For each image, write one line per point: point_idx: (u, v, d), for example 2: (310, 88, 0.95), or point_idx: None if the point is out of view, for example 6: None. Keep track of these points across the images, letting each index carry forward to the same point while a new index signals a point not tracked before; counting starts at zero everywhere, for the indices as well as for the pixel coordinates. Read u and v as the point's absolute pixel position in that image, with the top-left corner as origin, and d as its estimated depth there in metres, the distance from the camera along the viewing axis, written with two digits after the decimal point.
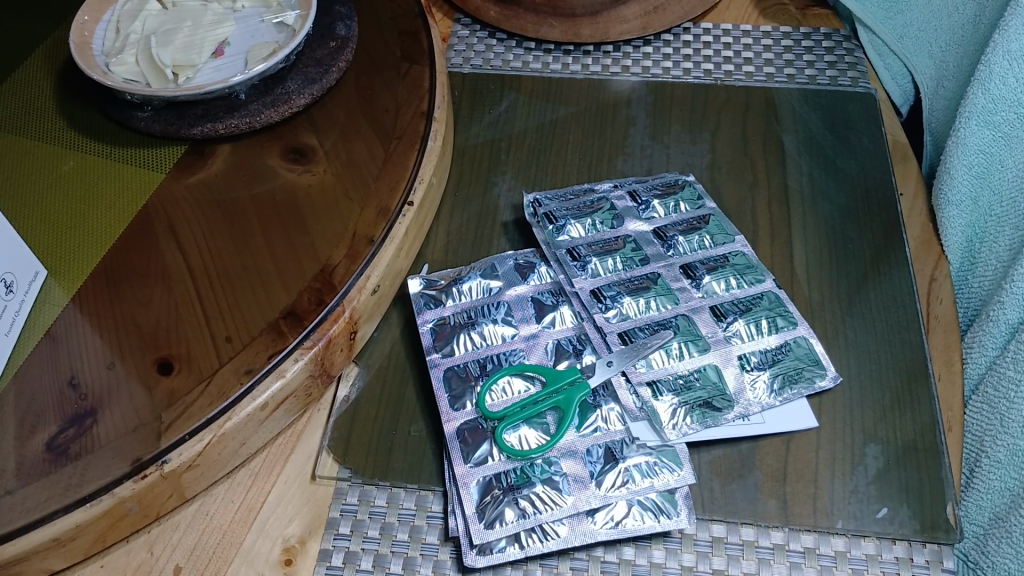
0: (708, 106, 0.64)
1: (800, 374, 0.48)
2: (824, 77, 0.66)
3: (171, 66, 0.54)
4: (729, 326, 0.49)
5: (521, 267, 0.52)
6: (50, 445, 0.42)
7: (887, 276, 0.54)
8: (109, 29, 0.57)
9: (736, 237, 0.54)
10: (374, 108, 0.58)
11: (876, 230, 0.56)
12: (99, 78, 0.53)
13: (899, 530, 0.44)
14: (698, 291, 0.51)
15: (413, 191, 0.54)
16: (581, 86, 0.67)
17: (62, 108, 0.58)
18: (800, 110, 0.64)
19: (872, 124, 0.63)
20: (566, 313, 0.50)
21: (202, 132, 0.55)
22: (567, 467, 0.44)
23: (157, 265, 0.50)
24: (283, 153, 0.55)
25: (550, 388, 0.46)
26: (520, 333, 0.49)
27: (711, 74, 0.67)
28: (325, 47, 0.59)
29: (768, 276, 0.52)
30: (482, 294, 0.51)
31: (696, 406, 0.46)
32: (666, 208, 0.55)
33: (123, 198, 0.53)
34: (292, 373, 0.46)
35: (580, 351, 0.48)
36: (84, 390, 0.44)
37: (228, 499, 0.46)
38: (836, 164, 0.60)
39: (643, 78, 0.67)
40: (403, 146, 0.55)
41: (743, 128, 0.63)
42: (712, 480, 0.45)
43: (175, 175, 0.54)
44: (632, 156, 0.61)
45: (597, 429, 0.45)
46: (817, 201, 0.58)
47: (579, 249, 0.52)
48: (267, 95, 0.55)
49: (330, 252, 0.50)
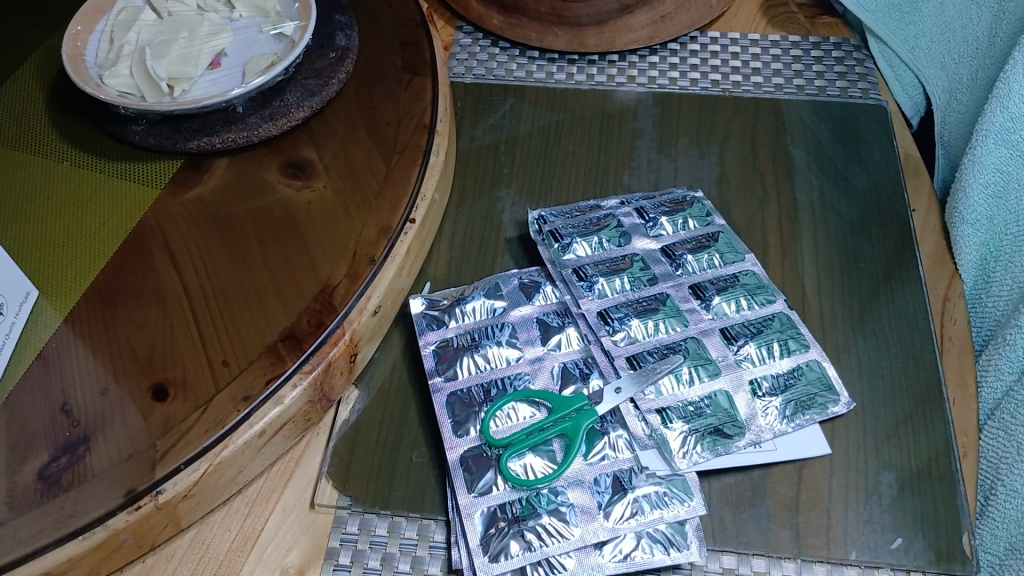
0: (716, 118, 0.63)
1: (812, 399, 0.46)
2: (834, 88, 0.65)
3: (166, 79, 0.52)
4: (740, 349, 0.48)
5: (526, 286, 0.51)
6: (42, 475, 0.40)
7: (900, 295, 0.53)
8: (102, 40, 0.55)
9: (746, 255, 0.52)
10: (375, 121, 0.56)
11: (888, 247, 0.55)
12: (92, 91, 0.51)
13: (914, 561, 0.42)
14: (708, 312, 0.50)
15: (414, 208, 0.52)
16: (586, 96, 0.65)
17: (54, 120, 0.56)
18: (810, 122, 0.62)
19: (883, 138, 0.61)
20: (572, 336, 0.49)
21: (198, 146, 0.53)
22: (574, 497, 0.43)
23: (153, 285, 0.48)
24: (281, 167, 0.54)
25: (556, 415, 0.44)
26: (525, 356, 0.48)
27: (718, 85, 0.65)
28: (324, 58, 0.57)
29: (779, 297, 0.50)
30: (486, 315, 0.50)
31: (706, 433, 0.45)
32: (674, 225, 0.54)
33: (117, 215, 0.52)
34: (291, 399, 0.44)
35: (586, 375, 0.47)
36: (77, 416, 0.43)
37: (225, 527, 0.44)
38: (846, 179, 0.59)
39: (649, 88, 0.65)
40: (405, 161, 0.54)
41: (752, 141, 0.61)
42: (723, 509, 0.44)
43: (170, 191, 0.53)
44: (639, 169, 0.60)
45: (605, 457, 0.44)
46: (828, 216, 0.57)
47: (584, 269, 0.51)
48: (265, 108, 0.54)
49: (330, 271, 0.49)
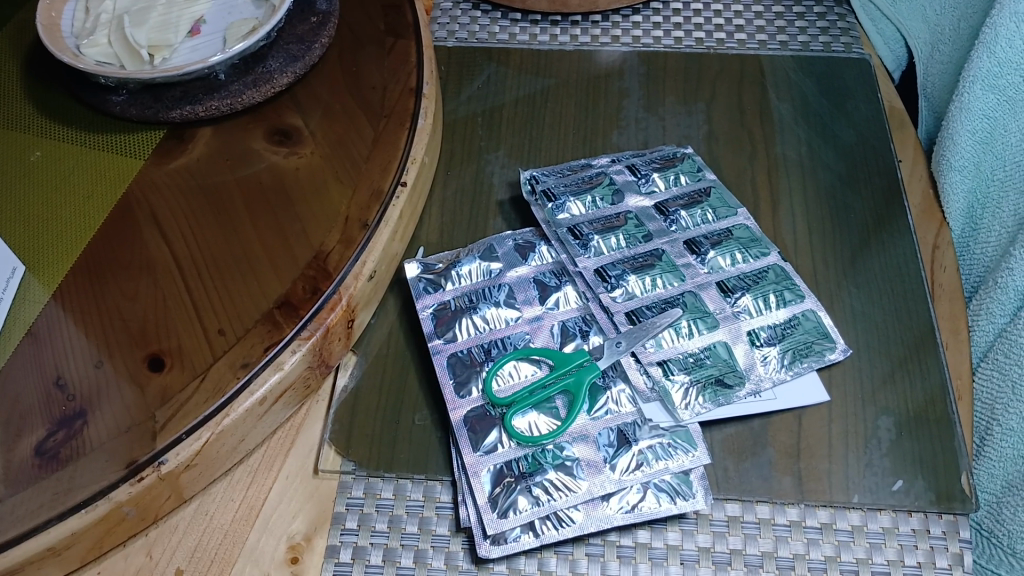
0: (702, 76, 0.63)
1: (810, 347, 0.47)
2: (817, 43, 0.65)
3: (147, 47, 0.51)
4: (737, 302, 0.48)
5: (521, 247, 0.51)
6: (40, 450, 0.40)
7: (890, 244, 0.53)
8: (78, 9, 0.54)
9: (738, 209, 0.53)
10: (360, 86, 0.55)
11: (877, 198, 0.55)
12: (70, 61, 0.50)
13: (914, 502, 0.43)
14: (704, 266, 0.50)
15: (405, 171, 0.52)
16: (570, 58, 0.65)
17: (31, 93, 0.55)
18: (795, 77, 0.63)
19: (868, 91, 0.62)
20: (570, 295, 0.49)
21: (181, 115, 0.52)
22: (579, 452, 0.43)
23: (141, 256, 0.48)
24: (267, 135, 0.53)
25: (557, 372, 0.44)
26: (524, 316, 0.48)
27: (703, 43, 0.65)
28: (305, 22, 0.56)
29: (773, 249, 0.51)
30: (482, 277, 0.50)
31: (708, 384, 0.45)
32: (666, 181, 0.54)
33: (100, 187, 0.51)
34: (290, 365, 0.44)
35: (586, 332, 0.47)
36: (72, 390, 0.42)
37: (228, 498, 0.44)
38: (833, 132, 0.59)
39: (634, 48, 0.65)
40: (392, 125, 0.53)
41: (739, 97, 0.61)
42: (726, 459, 0.44)
43: (154, 161, 0.52)
44: (628, 129, 0.60)
45: (608, 412, 0.44)
46: (816, 169, 0.57)
47: (579, 228, 0.51)
48: (248, 74, 0.53)
49: (323, 237, 0.48)
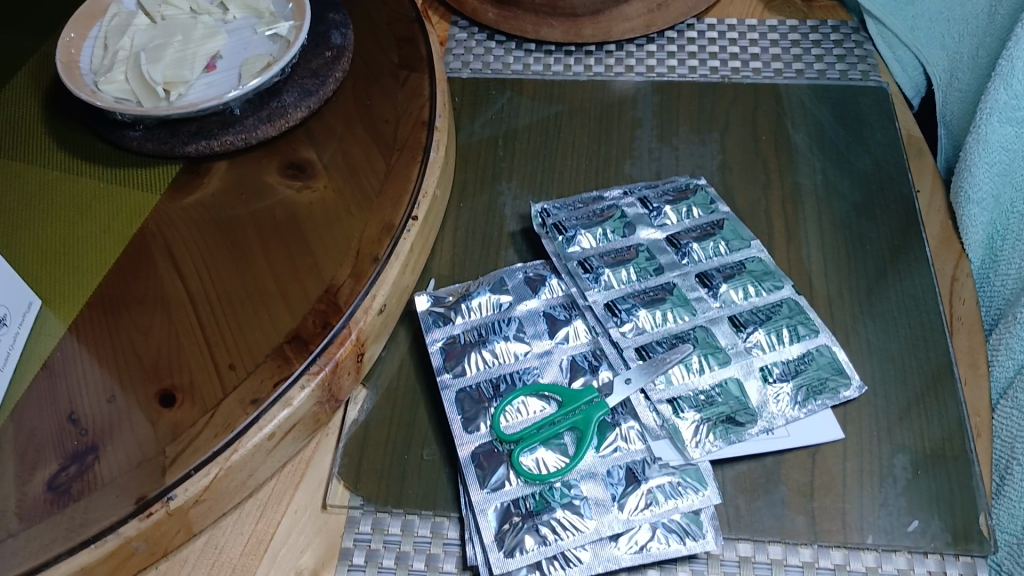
0: (717, 104, 0.62)
1: (824, 384, 0.46)
2: (834, 71, 0.65)
3: (163, 84, 0.52)
4: (749, 337, 0.48)
5: (532, 280, 0.51)
6: (52, 485, 0.40)
7: (907, 275, 0.53)
8: (97, 46, 0.55)
9: (751, 241, 0.52)
10: (373, 120, 0.56)
11: (894, 228, 0.55)
12: (88, 98, 0.51)
13: (930, 543, 0.42)
14: (715, 300, 0.49)
15: (417, 205, 0.52)
16: (583, 87, 0.65)
17: (51, 128, 0.56)
18: (810, 106, 0.62)
19: (885, 120, 0.61)
20: (579, 330, 0.48)
21: (196, 150, 0.53)
22: (587, 490, 0.42)
23: (156, 291, 0.48)
24: (281, 168, 0.54)
25: (565, 408, 0.44)
26: (533, 350, 0.48)
27: (718, 71, 0.65)
28: (320, 57, 0.57)
29: (786, 282, 0.50)
30: (492, 310, 0.50)
31: (719, 422, 0.44)
32: (679, 214, 0.54)
33: (117, 221, 0.52)
34: (299, 401, 0.44)
35: (596, 367, 0.47)
36: (85, 425, 0.43)
37: (238, 531, 0.44)
38: (849, 161, 0.59)
39: (647, 77, 0.65)
40: (405, 158, 0.54)
41: (753, 126, 0.61)
42: (737, 497, 0.44)
43: (170, 195, 0.53)
44: (641, 159, 0.60)
45: (617, 449, 0.44)
46: (831, 200, 0.57)
47: (590, 262, 0.51)
48: (262, 109, 0.54)
49: (334, 271, 0.48)
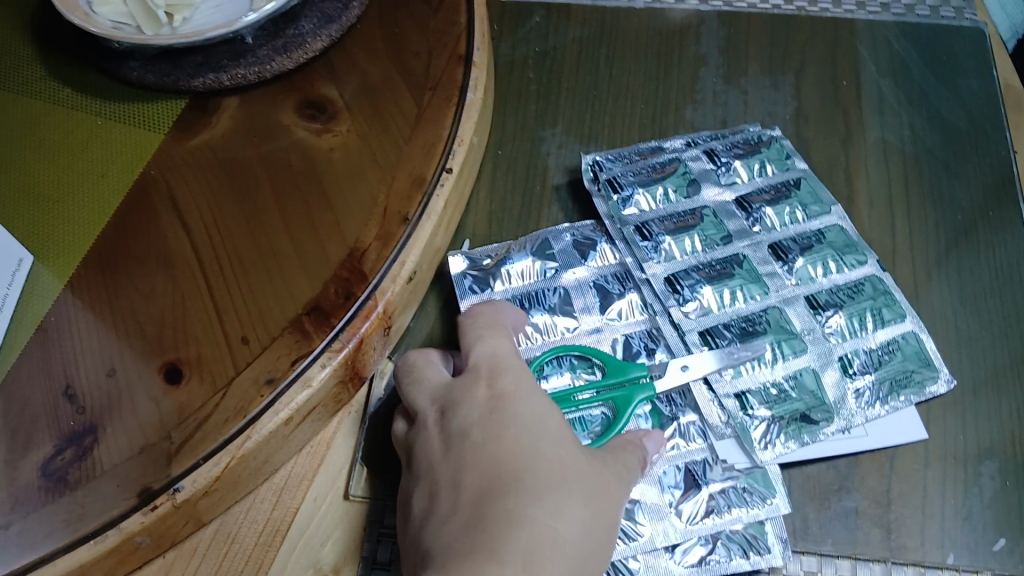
0: (792, 41, 0.55)
1: (909, 378, 0.41)
2: (924, 7, 0.57)
3: (164, 7, 0.45)
4: (828, 321, 0.43)
5: (581, 244, 0.45)
6: (46, 471, 0.36)
7: (1000, 247, 0.47)
8: None
9: (833, 206, 0.46)
10: (403, 52, 0.49)
11: (989, 196, 0.49)
12: (81, 23, 0.45)
13: (1016, 564, 0.38)
14: (791, 276, 0.44)
15: (452, 155, 0.46)
16: (639, 15, 0.57)
17: (41, 53, 0.50)
18: (897, 46, 0.55)
19: (983, 65, 0.54)
20: (631, 305, 0.43)
21: (203, 84, 0.47)
22: (643, 494, 0.38)
23: (159, 248, 0.43)
24: (299, 108, 0.47)
25: (607, 381, 0.40)
26: (582, 326, 0.43)
27: (793, 2, 0.57)
28: None
29: (870, 258, 0.45)
30: (536, 277, 0.44)
31: (792, 420, 0.40)
32: (750, 171, 0.48)
33: (117, 163, 0.46)
34: (319, 381, 0.40)
35: (651, 350, 0.42)
36: (81, 401, 0.38)
37: (251, 519, 0.40)
38: (941, 113, 0.52)
39: (712, 6, 0.57)
40: (438, 100, 0.47)
41: (832, 67, 0.54)
42: (806, 505, 0.39)
43: (175, 136, 0.47)
44: (704, 104, 0.53)
45: (674, 446, 0.40)
46: (920, 158, 0.50)
47: (654, 225, 0.46)
48: (278, 38, 0.47)
49: (359, 231, 0.43)
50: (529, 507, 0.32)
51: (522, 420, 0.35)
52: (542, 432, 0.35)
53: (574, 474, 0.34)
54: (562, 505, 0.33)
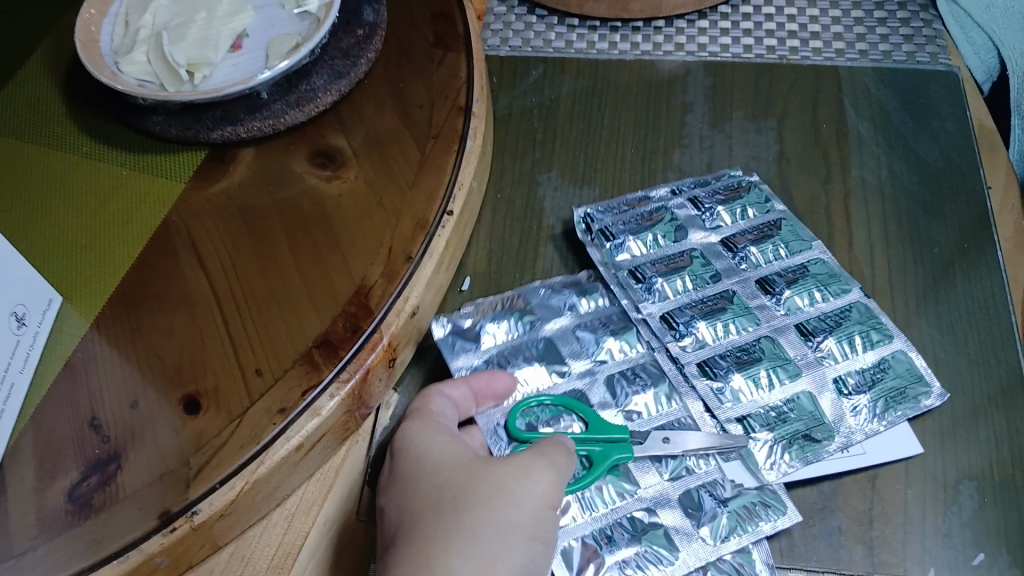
0: (774, 88, 0.58)
1: (903, 393, 0.44)
2: (900, 52, 0.60)
3: (186, 65, 0.49)
4: (819, 346, 0.46)
5: (553, 297, 0.48)
6: (72, 496, 0.39)
7: (975, 278, 0.49)
8: (117, 24, 0.53)
9: (813, 242, 0.50)
10: (407, 103, 0.53)
11: (964, 230, 0.51)
12: (108, 81, 0.48)
13: None
14: (780, 307, 0.47)
15: (452, 199, 0.49)
16: (630, 66, 0.61)
17: (71, 109, 0.54)
18: (875, 90, 0.58)
19: (956, 106, 0.57)
20: (615, 347, 0.46)
21: (222, 135, 0.50)
22: (666, 519, 0.41)
23: (179, 288, 0.46)
24: (310, 157, 0.51)
25: (591, 433, 0.42)
26: (573, 371, 0.46)
27: (775, 51, 0.61)
28: (351, 35, 0.54)
29: (854, 286, 0.48)
30: (516, 332, 0.47)
31: (794, 440, 0.43)
32: (733, 215, 0.51)
33: (140, 211, 0.49)
34: (328, 410, 0.42)
35: (636, 391, 0.44)
36: (106, 431, 0.41)
37: (264, 543, 0.42)
38: (917, 153, 0.55)
39: (699, 57, 0.61)
40: (440, 147, 0.51)
41: (813, 112, 0.57)
42: (790, 524, 0.41)
43: (194, 185, 0.50)
44: (691, 147, 0.56)
45: (687, 472, 0.42)
46: (897, 196, 0.53)
47: (628, 286, 0.48)
48: (291, 93, 0.51)
49: (366, 269, 0.46)
50: (444, 551, 0.35)
51: (428, 470, 0.39)
52: (446, 472, 0.38)
53: (480, 491, 0.37)
54: (472, 533, 0.36)
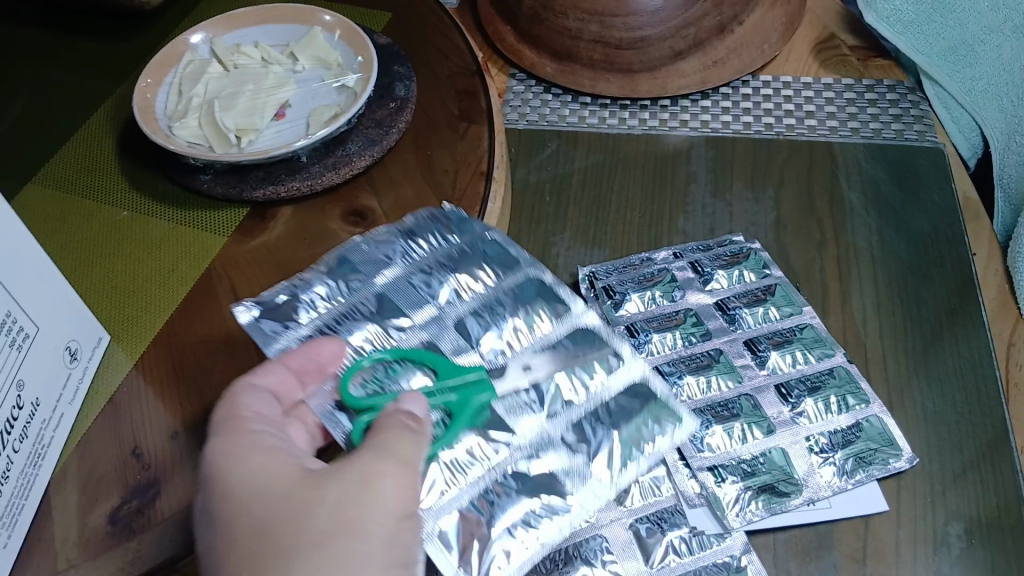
0: (771, 162, 0.63)
1: (874, 455, 0.46)
2: (890, 130, 0.65)
3: (234, 130, 0.55)
4: (797, 405, 0.48)
5: (380, 249, 0.47)
6: (113, 518, 0.42)
7: (962, 336, 0.52)
8: (171, 92, 0.58)
9: (804, 307, 0.53)
10: (433, 169, 0.57)
11: (951, 293, 0.54)
12: (163, 142, 0.53)
13: None
14: (763, 367, 0.50)
15: None
16: (638, 141, 0.66)
17: (125, 169, 0.59)
18: (866, 164, 0.62)
19: (942, 179, 0.61)
20: (460, 283, 0.46)
21: (263, 195, 0.55)
22: (550, 459, 0.41)
23: (220, 331, 0.50)
24: (344, 216, 0.55)
25: (445, 381, 0.42)
26: (417, 322, 0.45)
27: (773, 127, 0.65)
28: (384, 107, 0.59)
29: (838, 350, 0.50)
30: (346, 293, 0.45)
31: (761, 490, 0.45)
32: (729, 279, 0.54)
33: (185, 261, 0.54)
34: None
35: (468, 334, 0.44)
36: (147, 460, 0.44)
37: None
38: (906, 221, 0.59)
39: (702, 132, 0.66)
40: (463, 208, 0.55)
41: (808, 184, 0.61)
42: (790, 561, 0.43)
43: (237, 239, 0.55)
44: (694, 214, 0.60)
45: (561, 405, 0.43)
46: (887, 260, 0.56)
47: (438, 236, 0.48)
48: (328, 157, 0.56)
49: None
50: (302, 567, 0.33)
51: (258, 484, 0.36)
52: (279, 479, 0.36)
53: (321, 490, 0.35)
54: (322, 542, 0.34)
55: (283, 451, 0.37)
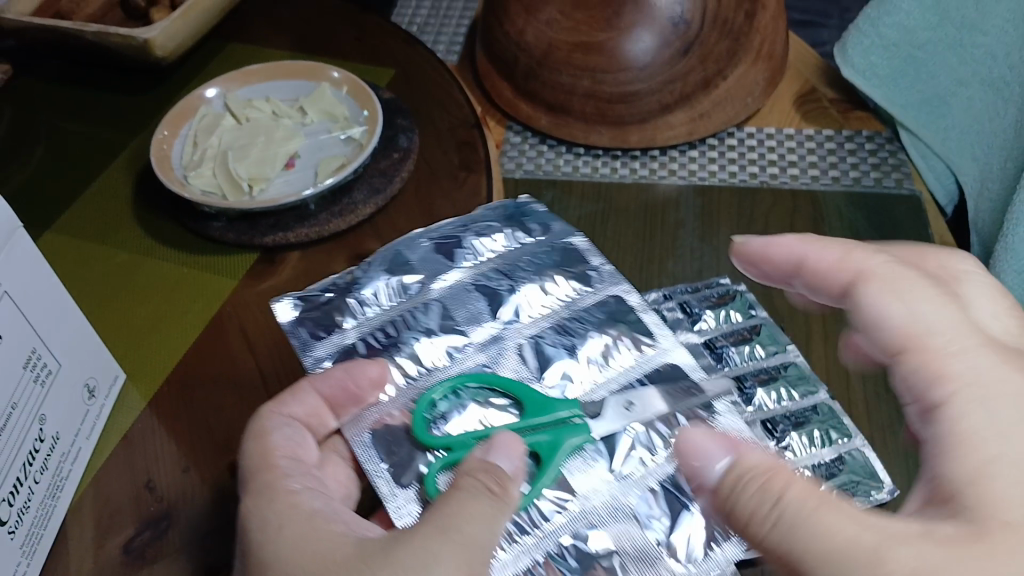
0: (756, 208, 0.66)
1: (856, 487, 0.48)
2: (869, 178, 0.68)
3: (247, 179, 0.58)
4: (782, 439, 0.49)
5: (438, 249, 0.51)
6: (127, 548, 0.44)
7: None
8: (186, 144, 0.62)
9: (788, 347, 0.55)
10: (434, 216, 0.60)
11: None
12: (178, 190, 0.57)
13: None
14: (749, 405, 0.52)
15: None
16: (629, 189, 0.69)
17: (139, 217, 0.62)
18: (846, 211, 0.65)
19: (919, 225, 0.64)
20: (529, 296, 0.49)
21: (273, 241, 0.58)
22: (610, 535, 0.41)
23: (230, 370, 0.52)
24: (349, 261, 0.58)
25: (536, 420, 0.44)
26: (472, 341, 0.48)
27: (757, 176, 0.69)
28: (389, 158, 0.63)
29: (821, 389, 0.53)
30: (400, 296, 0.49)
31: None
32: (717, 318, 0.57)
33: (196, 304, 0.56)
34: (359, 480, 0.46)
35: (524, 356, 0.47)
36: (160, 493, 0.46)
37: None
38: None
39: (690, 181, 0.69)
40: None
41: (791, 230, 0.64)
42: None
43: (247, 282, 0.57)
44: (683, 258, 0.63)
45: (638, 465, 0.43)
46: None
47: (517, 236, 0.52)
48: (334, 205, 0.59)
49: None
50: None
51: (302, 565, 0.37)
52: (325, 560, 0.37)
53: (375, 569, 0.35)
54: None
55: (329, 518, 0.39)
